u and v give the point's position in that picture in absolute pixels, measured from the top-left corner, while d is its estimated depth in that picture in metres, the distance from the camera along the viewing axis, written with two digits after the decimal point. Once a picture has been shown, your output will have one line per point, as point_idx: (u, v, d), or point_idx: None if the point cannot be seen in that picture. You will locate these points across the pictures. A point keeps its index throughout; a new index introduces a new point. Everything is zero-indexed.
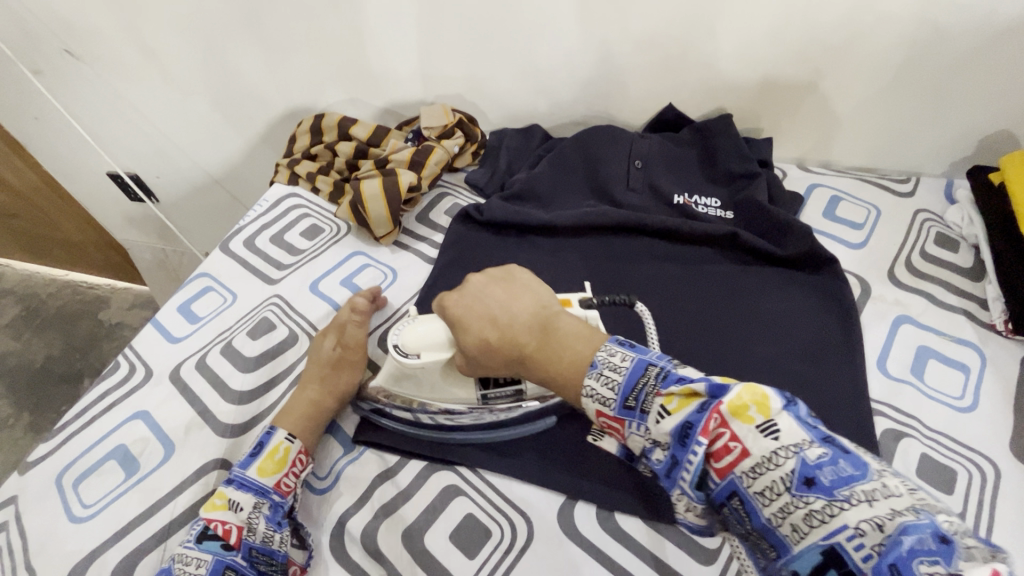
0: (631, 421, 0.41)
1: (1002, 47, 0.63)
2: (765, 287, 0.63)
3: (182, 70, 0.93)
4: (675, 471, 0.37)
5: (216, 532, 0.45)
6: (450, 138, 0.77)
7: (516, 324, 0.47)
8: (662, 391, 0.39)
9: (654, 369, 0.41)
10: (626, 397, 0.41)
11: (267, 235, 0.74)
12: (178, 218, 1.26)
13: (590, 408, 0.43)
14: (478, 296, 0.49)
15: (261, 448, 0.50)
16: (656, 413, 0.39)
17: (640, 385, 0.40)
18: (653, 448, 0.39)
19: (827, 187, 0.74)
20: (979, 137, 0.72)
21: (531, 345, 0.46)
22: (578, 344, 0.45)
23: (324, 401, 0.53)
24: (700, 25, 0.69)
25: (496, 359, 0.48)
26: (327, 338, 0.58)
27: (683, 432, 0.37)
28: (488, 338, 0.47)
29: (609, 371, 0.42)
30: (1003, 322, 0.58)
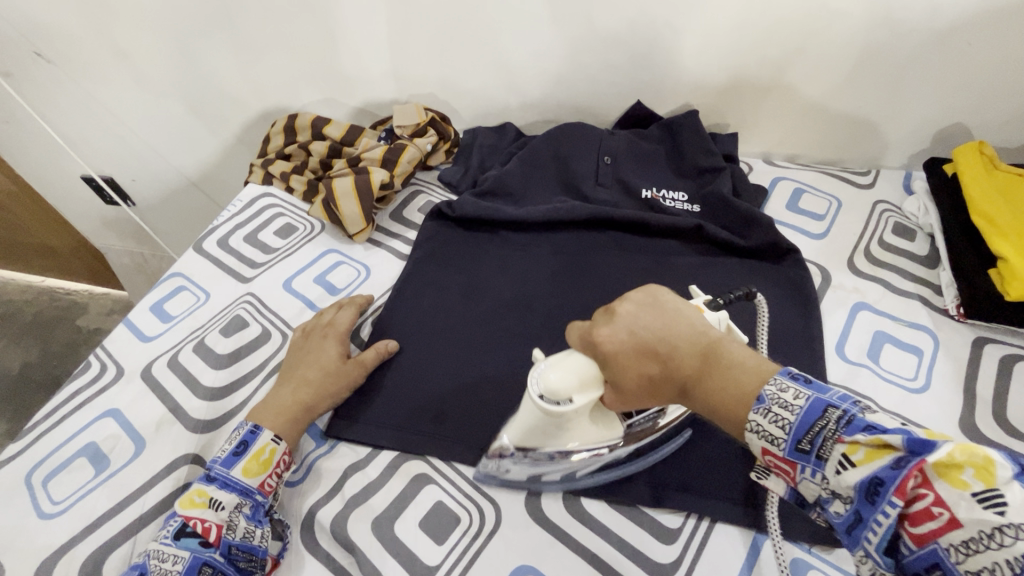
0: (804, 467, 0.32)
1: (952, 42, 0.66)
2: (730, 278, 0.65)
3: (154, 71, 0.93)
4: (857, 530, 0.30)
5: (194, 530, 0.45)
6: (423, 136, 0.78)
7: (675, 351, 0.39)
8: (844, 438, 0.30)
9: (835, 411, 0.31)
10: (799, 439, 0.32)
11: (241, 234, 0.74)
12: (156, 221, 1.25)
13: (750, 446, 0.34)
14: (630, 317, 0.42)
15: (246, 448, 0.49)
16: (836, 463, 0.30)
17: (816, 429, 0.31)
18: (832, 500, 0.31)
19: (791, 180, 0.76)
20: (934, 130, 0.74)
21: (688, 375, 0.38)
22: (737, 376, 0.36)
23: (318, 405, 0.53)
24: (663, 24, 0.71)
25: (643, 386, 0.41)
26: (330, 343, 0.57)
27: (871, 488, 0.28)
28: (647, 369, 0.40)
29: (779, 409, 0.32)
30: (955, 306, 0.60)
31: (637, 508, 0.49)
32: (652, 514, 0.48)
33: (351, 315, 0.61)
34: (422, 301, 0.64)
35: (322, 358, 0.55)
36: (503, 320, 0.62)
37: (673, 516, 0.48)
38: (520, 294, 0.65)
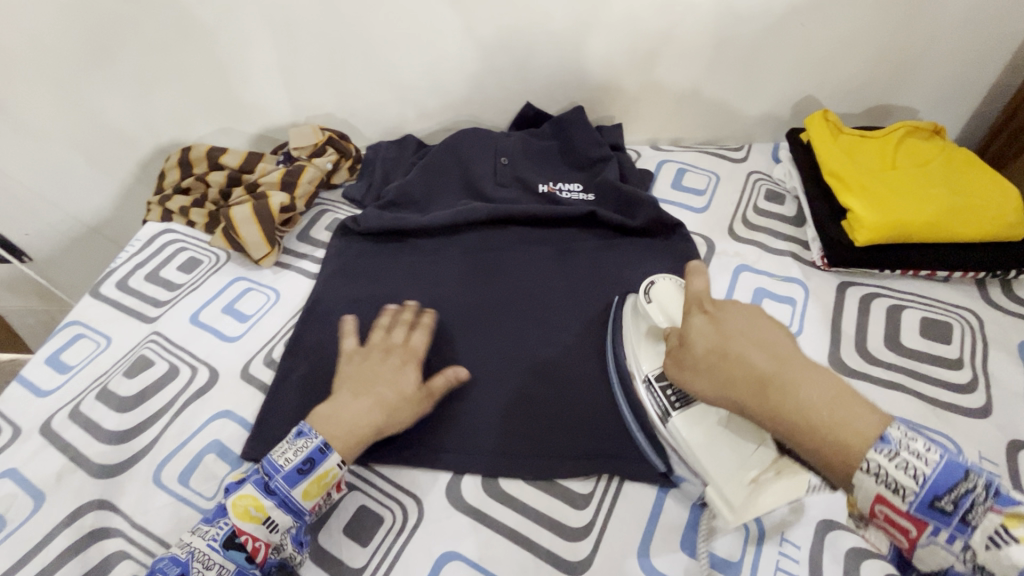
0: (936, 525, 0.36)
1: (789, 25, 0.74)
2: (625, 257, 0.69)
3: (31, 118, 0.89)
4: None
5: (244, 546, 0.45)
6: (322, 155, 0.79)
7: (753, 358, 0.43)
8: (999, 508, 0.35)
9: (979, 479, 0.36)
10: (937, 499, 0.36)
11: (142, 273, 0.72)
12: (57, 274, 1.18)
13: (867, 492, 0.38)
14: (742, 316, 0.46)
15: (312, 468, 0.47)
16: (987, 535, 0.35)
17: (960, 490, 0.36)
18: (968, 568, 0.36)
19: (674, 161, 0.82)
20: (791, 104, 0.83)
21: (781, 378, 0.41)
22: (832, 393, 0.40)
23: (387, 430, 0.51)
24: (536, 30, 0.75)
25: (719, 380, 0.44)
26: (408, 367, 0.55)
27: (1022, 567, 0.33)
28: (714, 347, 0.45)
29: (912, 458, 0.37)
30: (820, 257, 0.67)
31: (553, 481, 0.52)
32: (565, 485, 0.52)
33: (424, 335, 0.59)
34: (335, 316, 0.65)
35: (401, 380, 0.54)
36: None
37: (584, 483, 0.52)
38: (431, 297, 0.66)
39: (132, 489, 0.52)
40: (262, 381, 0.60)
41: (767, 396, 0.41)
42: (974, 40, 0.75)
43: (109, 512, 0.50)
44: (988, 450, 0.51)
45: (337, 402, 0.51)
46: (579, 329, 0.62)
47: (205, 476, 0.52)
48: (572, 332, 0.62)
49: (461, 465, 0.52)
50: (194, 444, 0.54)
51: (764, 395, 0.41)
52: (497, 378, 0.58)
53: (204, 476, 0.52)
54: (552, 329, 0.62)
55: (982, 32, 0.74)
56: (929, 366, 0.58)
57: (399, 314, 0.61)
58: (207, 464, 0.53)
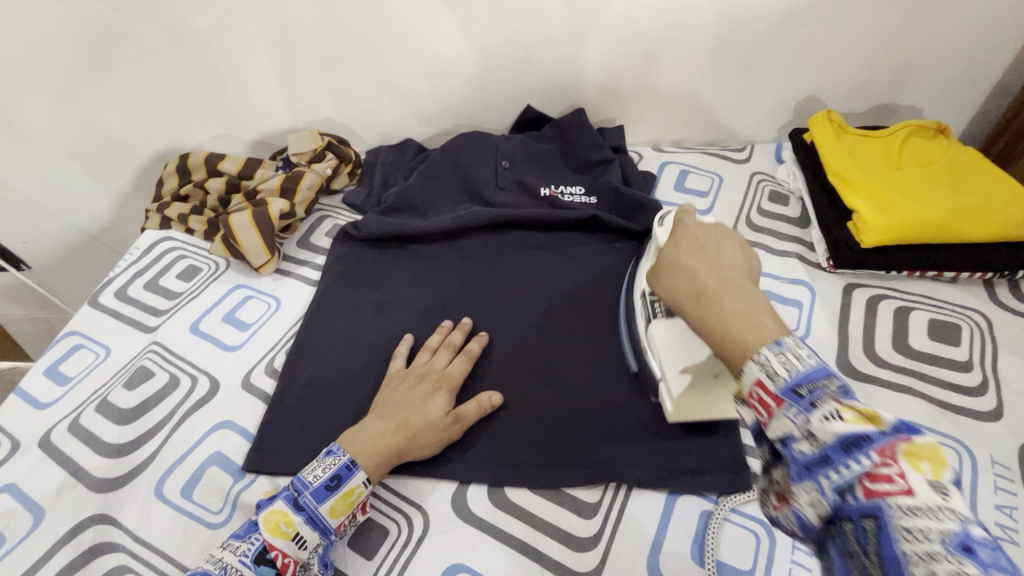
0: (791, 407, 0.33)
1: (791, 25, 0.73)
2: (628, 260, 0.69)
3: (27, 126, 0.88)
4: (818, 467, 0.32)
5: (274, 561, 0.44)
6: (321, 161, 0.78)
7: (700, 274, 0.41)
8: (841, 399, 0.33)
9: (835, 377, 0.33)
10: (798, 383, 0.33)
11: (141, 282, 0.71)
12: (55, 282, 1.18)
13: (748, 375, 0.35)
14: (714, 239, 0.45)
15: (339, 484, 0.47)
16: (824, 412, 0.32)
17: (818, 383, 0.33)
18: (799, 438, 0.33)
19: (676, 163, 0.81)
20: (794, 104, 0.82)
21: (719, 288, 0.40)
22: (761, 312, 0.38)
23: (409, 454, 0.50)
24: (536, 32, 0.75)
25: (667, 286, 0.43)
26: (439, 393, 0.54)
27: (854, 441, 0.31)
28: (678, 259, 0.44)
29: (791, 354, 0.34)
30: (826, 260, 0.67)
31: (560, 489, 0.51)
32: (572, 493, 0.51)
33: (464, 363, 0.57)
34: (336, 323, 0.64)
35: (428, 407, 0.52)
36: (417, 329, 0.64)
37: (592, 491, 0.51)
38: (434, 303, 0.66)
39: (133, 502, 0.51)
40: (264, 391, 0.59)
41: (699, 298, 0.40)
42: (977, 37, 0.74)
43: (110, 526, 0.50)
44: (1001, 453, 0.51)
45: (368, 421, 0.52)
46: (583, 334, 0.61)
47: (208, 489, 0.52)
48: (576, 337, 0.61)
49: (466, 475, 0.52)
50: (196, 457, 0.54)
51: (697, 297, 0.40)
52: (501, 384, 0.58)
53: (206, 488, 0.52)
54: (556, 334, 0.62)
55: (986, 29, 0.73)
56: (939, 368, 0.57)
57: (448, 335, 0.61)
58: (210, 477, 0.52)
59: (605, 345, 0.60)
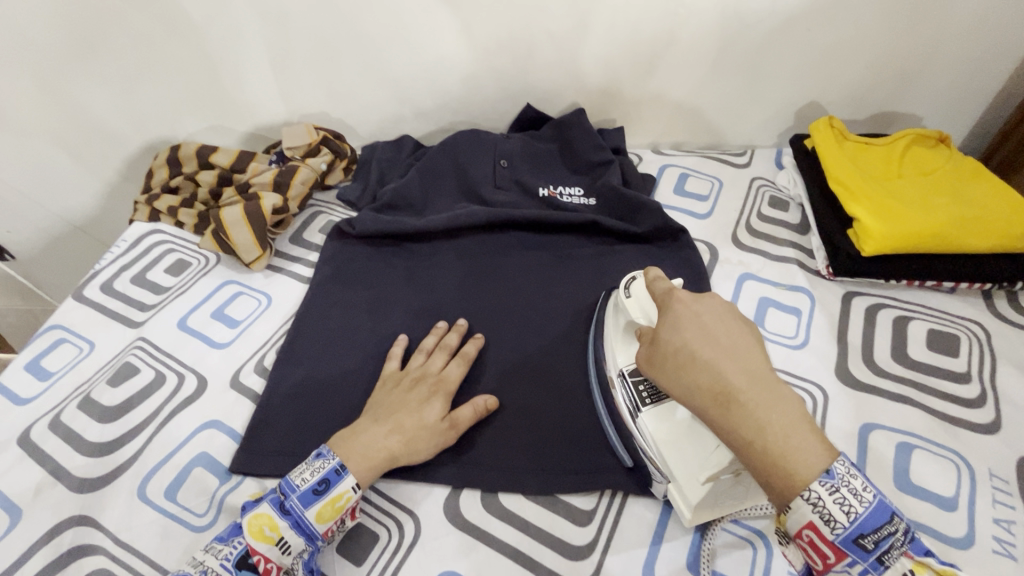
0: (855, 559, 0.36)
1: (795, 30, 0.72)
2: (627, 264, 0.68)
3: (12, 111, 0.86)
4: (854, 542, 0.36)
5: (256, 566, 0.43)
6: (316, 156, 0.77)
7: (725, 375, 0.40)
8: (912, 554, 0.36)
9: (898, 519, 0.36)
10: (862, 535, 0.36)
11: (128, 276, 0.70)
12: (40, 273, 1.15)
13: (795, 469, 0.36)
14: (716, 320, 0.43)
15: (327, 488, 0.46)
16: (853, 490, 0.36)
17: (885, 532, 0.36)
18: (872, 574, 0.36)
19: (676, 166, 0.80)
20: (795, 109, 0.82)
21: (744, 391, 0.39)
22: (798, 423, 0.38)
23: (402, 458, 0.49)
24: (538, 30, 0.74)
25: (685, 383, 0.41)
26: (434, 398, 0.53)
27: (884, 558, 0.36)
28: (694, 353, 0.41)
29: (849, 493, 0.36)
30: (825, 267, 0.66)
31: (555, 496, 0.50)
32: (567, 500, 0.50)
33: (460, 366, 0.56)
34: (329, 321, 0.63)
35: (423, 412, 0.51)
36: (411, 330, 0.62)
37: (587, 498, 0.50)
38: (428, 303, 0.65)
39: (115, 503, 0.49)
40: (253, 390, 0.58)
41: (725, 406, 0.39)
42: (980, 47, 0.74)
43: (90, 529, 0.48)
44: (999, 466, 0.50)
45: (361, 424, 0.51)
46: (580, 338, 0.60)
47: (192, 491, 0.50)
48: (573, 341, 0.60)
49: (459, 480, 0.51)
50: (181, 456, 0.52)
51: (725, 404, 0.39)
52: (496, 387, 0.57)
53: (191, 490, 0.50)
54: (553, 337, 0.61)
55: (988, 40, 0.73)
56: (938, 379, 0.57)
57: (444, 336, 0.59)
58: (196, 478, 0.51)
59: None
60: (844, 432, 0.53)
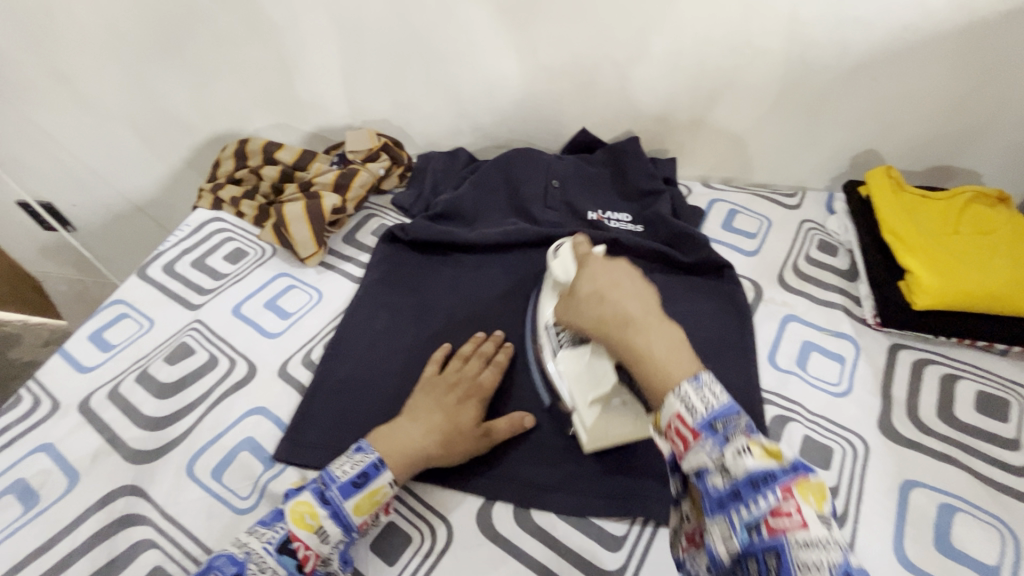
0: (706, 440, 0.37)
1: (857, 77, 0.73)
2: (671, 293, 0.68)
3: (98, 95, 0.91)
4: (730, 502, 0.35)
5: (296, 552, 0.44)
6: (376, 161, 0.80)
7: (626, 305, 0.46)
8: (750, 437, 0.37)
9: (742, 418, 0.38)
10: (714, 419, 0.37)
11: (189, 259, 0.73)
12: (97, 247, 1.22)
13: (669, 407, 0.39)
14: (623, 274, 0.49)
15: (366, 481, 0.48)
16: (738, 448, 0.36)
17: (732, 420, 0.37)
18: (714, 472, 0.36)
19: (725, 202, 0.81)
20: (850, 155, 0.82)
21: (643, 319, 0.45)
22: (678, 347, 0.42)
23: (434, 458, 0.51)
24: (602, 58, 0.75)
25: (596, 315, 0.48)
26: (469, 403, 0.54)
27: (762, 477, 0.35)
28: (600, 290, 0.48)
29: (708, 393, 0.39)
30: (873, 316, 0.66)
31: (586, 518, 0.50)
32: (599, 524, 0.50)
33: (494, 374, 0.57)
34: (376, 321, 0.65)
35: (459, 415, 0.53)
36: (454, 339, 0.64)
37: (619, 524, 0.50)
38: (471, 314, 0.66)
39: (164, 478, 0.52)
40: (300, 382, 0.60)
41: (626, 326, 0.45)
42: None
43: (140, 500, 0.50)
44: None
45: (399, 424, 0.52)
46: None
47: (236, 474, 0.52)
48: None
49: (493, 491, 0.51)
50: (230, 439, 0.54)
51: (625, 325, 0.45)
52: (533, 403, 0.58)
53: (235, 473, 0.52)
54: None
55: None
56: (986, 443, 0.55)
57: (480, 344, 0.60)
58: (240, 461, 0.53)
59: None
60: (884, 488, 0.52)
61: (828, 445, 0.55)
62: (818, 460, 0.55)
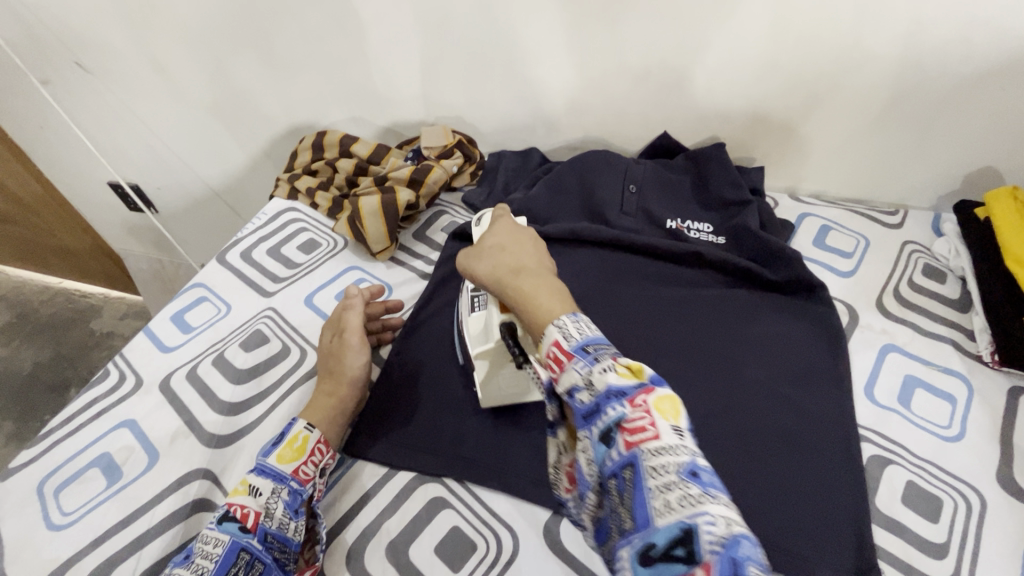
0: (579, 362, 0.40)
1: (984, 88, 0.65)
2: (755, 312, 0.63)
3: (186, 85, 0.95)
4: (594, 414, 0.38)
5: (234, 515, 0.45)
6: (449, 158, 0.79)
7: (521, 262, 0.50)
8: (616, 358, 0.40)
9: (606, 347, 0.41)
10: (585, 344, 0.41)
11: (264, 247, 0.74)
12: (176, 228, 1.28)
13: (549, 336, 0.42)
14: (527, 237, 0.54)
15: (282, 436, 0.50)
16: (603, 366, 0.39)
17: (601, 345, 0.41)
18: (581, 389, 0.39)
19: (818, 216, 0.75)
20: (964, 174, 0.74)
21: (532, 270, 0.49)
22: (552, 292, 0.46)
23: (341, 391, 0.54)
24: (692, 58, 0.71)
25: (491, 263, 0.50)
26: (332, 335, 0.59)
27: (617, 393, 0.38)
28: (504, 245, 0.52)
29: (580, 327, 0.42)
30: (990, 352, 0.59)
31: None
32: None
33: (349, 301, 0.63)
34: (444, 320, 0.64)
35: (327, 350, 0.58)
36: None
37: None
38: None
39: (236, 466, 0.52)
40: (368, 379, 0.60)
41: (516, 275, 0.48)
42: None
43: (213, 486, 0.51)
44: None
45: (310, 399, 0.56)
46: (699, 390, 0.57)
47: None
48: (688, 389, 0.57)
49: (563, 508, 0.49)
50: None
51: (516, 273, 0.49)
52: None
53: None
54: (666, 377, 0.58)
55: None
56: None
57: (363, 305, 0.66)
58: None
59: (721, 400, 0.56)
60: (1002, 550, 0.47)
61: (936, 495, 0.50)
62: (924, 511, 0.49)
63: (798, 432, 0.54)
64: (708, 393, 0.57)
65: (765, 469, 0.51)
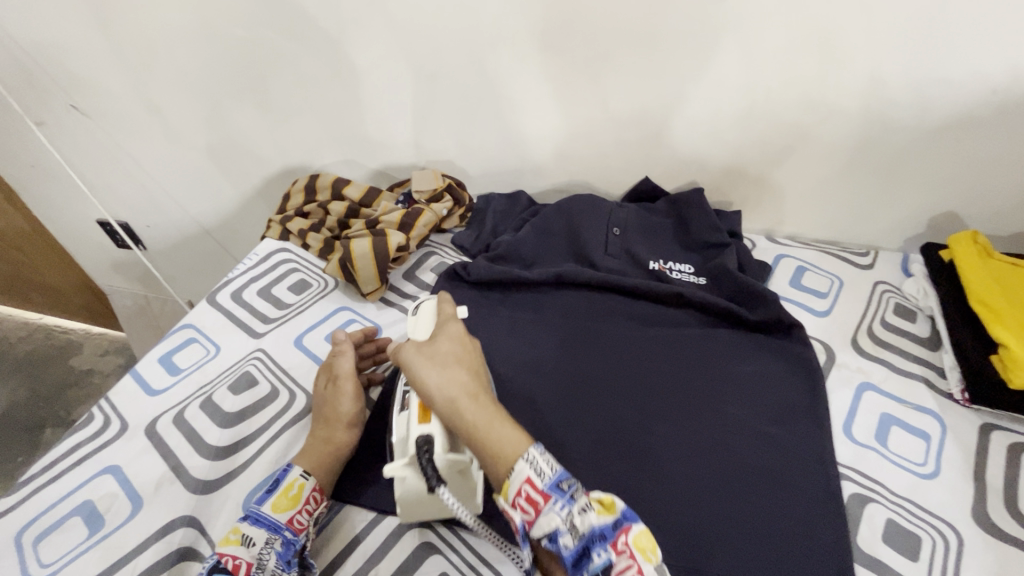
0: (557, 500, 0.40)
1: (942, 140, 0.70)
2: (736, 352, 0.65)
3: (182, 128, 0.97)
4: (580, 558, 0.39)
5: (226, 566, 0.45)
6: (439, 201, 0.81)
7: (473, 378, 0.49)
8: (589, 492, 0.41)
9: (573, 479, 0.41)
10: (559, 479, 0.41)
11: (255, 288, 0.75)
12: (164, 265, 1.28)
13: (518, 473, 0.41)
14: (473, 351, 0.54)
15: (277, 484, 0.50)
16: (581, 505, 0.40)
17: (570, 482, 0.41)
18: (565, 533, 0.39)
19: (793, 258, 0.79)
20: (929, 218, 0.78)
21: (483, 391, 0.48)
22: (504, 420, 0.46)
23: (337, 435, 0.54)
24: (670, 110, 0.75)
25: (443, 376, 0.48)
26: (326, 377, 0.60)
27: (597, 534, 0.39)
28: (457, 359, 0.51)
29: (544, 461, 0.42)
30: (960, 391, 0.61)
31: None
32: None
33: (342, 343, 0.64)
34: None
35: (321, 393, 0.58)
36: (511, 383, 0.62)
37: None
38: (530, 360, 0.64)
39: (221, 513, 0.52)
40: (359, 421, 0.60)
41: (472, 396, 0.47)
42: None
43: (198, 534, 0.50)
44: None
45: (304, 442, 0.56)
46: (683, 429, 0.58)
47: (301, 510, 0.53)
48: (673, 428, 0.58)
49: None
50: None
51: (473, 396, 0.47)
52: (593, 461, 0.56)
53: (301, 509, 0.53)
54: (651, 417, 0.59)
55: None
56: None
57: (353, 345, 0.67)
58: None
59: (705, 438, 0.57)
60: None
61: (914, 533, 0.51)
62: (903, 549, 0.50)
63: (781, 471, 0.55)
64: (691, 431, 0.58)
65: (749, 509, 0.52)
